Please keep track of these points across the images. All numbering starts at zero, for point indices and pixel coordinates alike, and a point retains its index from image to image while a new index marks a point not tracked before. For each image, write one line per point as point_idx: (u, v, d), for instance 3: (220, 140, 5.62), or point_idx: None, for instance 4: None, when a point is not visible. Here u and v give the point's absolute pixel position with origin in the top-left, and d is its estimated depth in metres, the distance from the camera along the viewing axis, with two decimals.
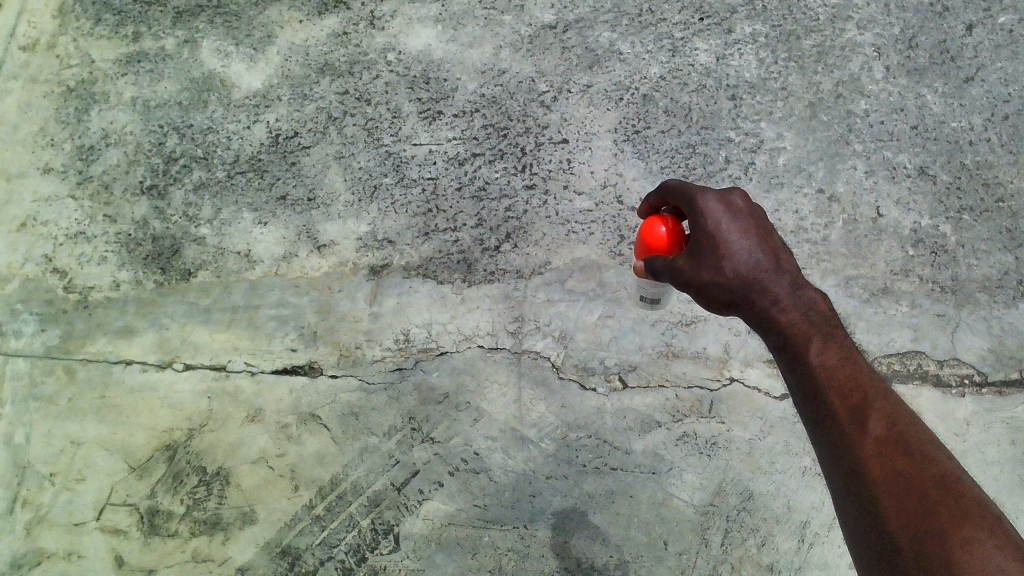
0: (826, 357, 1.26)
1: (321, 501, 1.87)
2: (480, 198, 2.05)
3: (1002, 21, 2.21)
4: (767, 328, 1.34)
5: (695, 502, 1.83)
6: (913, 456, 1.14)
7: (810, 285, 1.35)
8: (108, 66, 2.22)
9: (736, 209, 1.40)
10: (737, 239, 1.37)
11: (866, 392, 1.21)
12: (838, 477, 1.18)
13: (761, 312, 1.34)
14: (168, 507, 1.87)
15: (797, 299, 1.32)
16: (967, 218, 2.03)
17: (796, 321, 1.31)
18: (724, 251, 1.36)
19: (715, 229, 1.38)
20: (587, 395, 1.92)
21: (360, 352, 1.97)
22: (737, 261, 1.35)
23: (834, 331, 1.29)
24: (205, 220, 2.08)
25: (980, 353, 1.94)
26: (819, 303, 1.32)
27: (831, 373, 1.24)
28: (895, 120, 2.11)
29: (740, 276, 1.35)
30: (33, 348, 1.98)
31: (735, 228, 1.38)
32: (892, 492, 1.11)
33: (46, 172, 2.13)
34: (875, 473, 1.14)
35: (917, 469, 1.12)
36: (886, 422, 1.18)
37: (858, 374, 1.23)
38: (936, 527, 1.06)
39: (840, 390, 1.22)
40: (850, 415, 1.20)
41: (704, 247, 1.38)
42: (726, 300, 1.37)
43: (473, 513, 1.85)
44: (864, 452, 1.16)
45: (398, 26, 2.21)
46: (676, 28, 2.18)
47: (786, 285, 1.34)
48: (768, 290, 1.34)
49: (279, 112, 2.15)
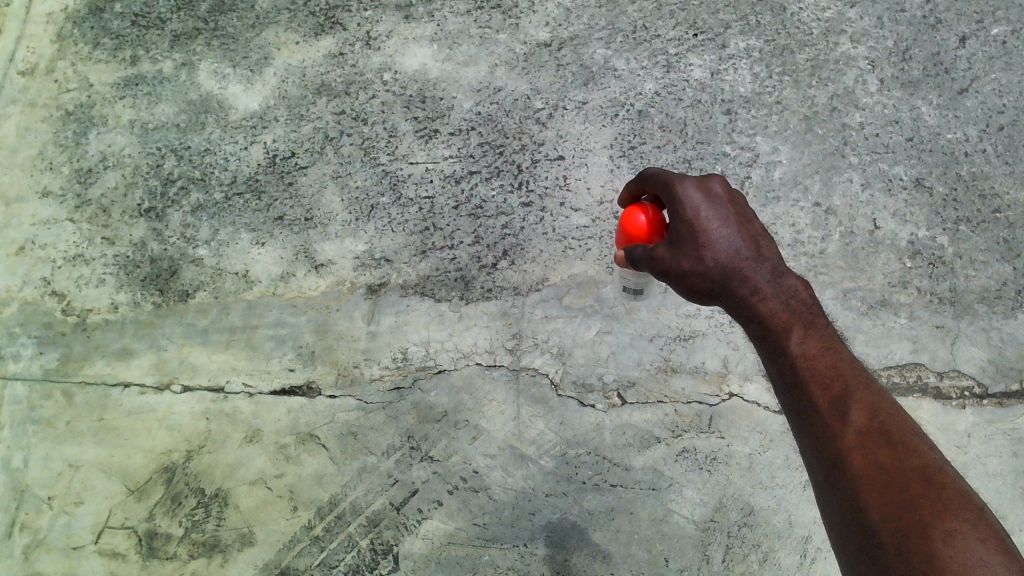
0: (807, 347, 1.25)
1: (320, 521, 1.85)
2: (477, 215, 2.06)
3: (995, 33, 2.23)
4: (747, 318, 1.34)
5: (695, 518, 1.81)
6: (895, 448, 1.13)
7: (791, 272, 1.36)
8: (106, 90, 2.24)
9: (714, 195, 1.41)
10: (716, 228, 1.38)
11: (846, 382, 1.20)
12: (819, 469, 1.17)
13: (741, 302, 1.34)
14: (166, 529, 1.86)
15: (778, 287, 1.33)
16: (964, 229, 2.03)
17: (777, 311, 1.31)
18: (704, 240, 1.37)
19: (695, 218, 1.39)
20: (586, 412, 1.91)
21: (358, 371, 1.96)
22: (717, 248, 1.36)
23: (815, 320, 1.29)
24: (203, 241, 2.08)
25: (980, 364, 1.92)
26: (800, 291, 1.32)
27: (811, 363, 1.24)
28: (890, 132, 2.11)
29: (721, 265, 1.36)
30: (32, 371, 1.98)
31: (715, 216, 1.39)
32: (874, 484, 1.10)
33: (45, 195, 2.14)
34: (857, 464, 1.13)
35: (898, 461, 1.12)
36: (869, 412, 1.17)
37: (838, 364, 1.23)
38: (917, 520, 1.05)
39: (821, 380, 1.21)
40: (831, 406, 1.19)
41: (684, 236, 1.39)
42: (707, 289, 1.38)
43: (473, 532, 1.83)
44: (845, 444, 1.15)
45: (394, 46, 2.23)
46: (670, 45, 2.19)
47: (767, 272, 1.35)
48: (748, 279, 1.34)
49: (276, 132, 2.17)
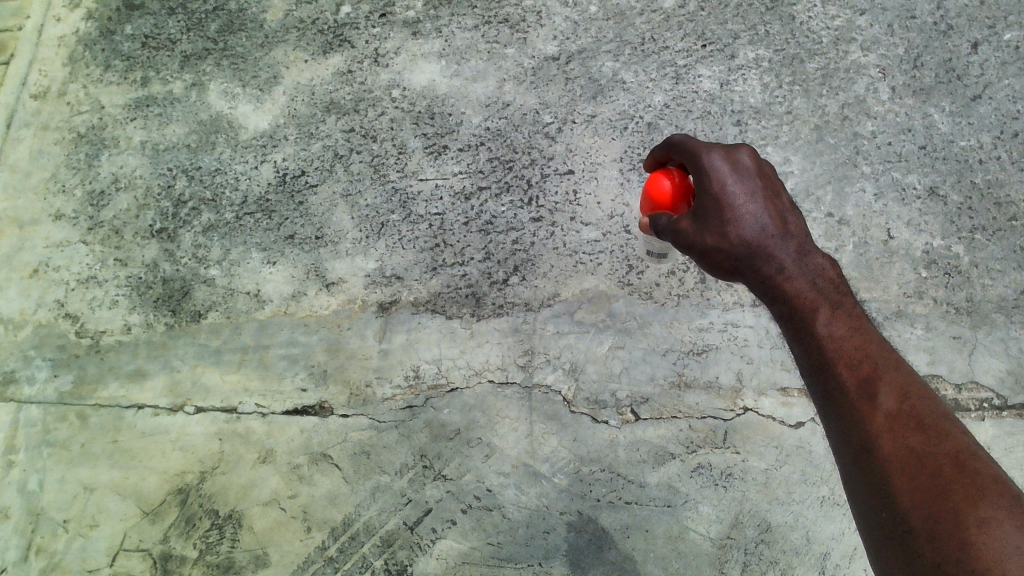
0: (834, 328, 1.22)
1: (334, 542, 1.84)
2: (488, 231, 2.05)
3: (1007, 38, 2.21)
4: (772, 298, 1.31)
5: (711, 535, 1.79)
6: (927, 431, 1.10)
7: (817, 251, 1.32)
8: (117, 111, 2.25)
9: (742, 167, 1.38)
10: (743, 204, 1.34)
11: (876, 364, 1.17)
12: (847, 454, 1.14)
13: (766, 281, 1.31)
14: (181, 551, 1.85)
15: (805, 268, 1.29)
16: (980, 238, 2.00)
17: (803, 290, 1.27)
18: (730, 216, 1.34)
19: (721, 191, 1.36)
20: (599, 428, 1.89)
21: (370, 390, 1.95)
22: (742, 226, 1.33)
23: (843, 299, 1.25)
24: (215, 261, 2.08)
25: (999, 375, 1.89)
26: (827, 270, 1.29)
27: (840, 345, 1.20)
28: (903, 141, 2.09)
29: (745, 242, 1.32)
30: (46, 394, 1.99)
31: (742, 190, 1.36)
32: (904, 469, 1.07)
33: (58, 218, 2.15)
34: (886, 448, 1.10)
35: (930, 445, 1.08)
36: (899, 395, 1.13)
37: (867, 346, 1.19)
38: (949, 507, 1.02)
39: (849, 362, 1.18)
40: (860, 388, 1.15)
41: (709, 211, 1.36)
42: (731, 266, 1.35)
43: (487, 551, 1.81)
44: (875, 427, 1.12)
45: (402, 62, 2.24)
46: (679, 56, 2.19)
47: (792, 251, 1.31)
48: (773, 258, 1.31)
49: (286, 151, 2.17)
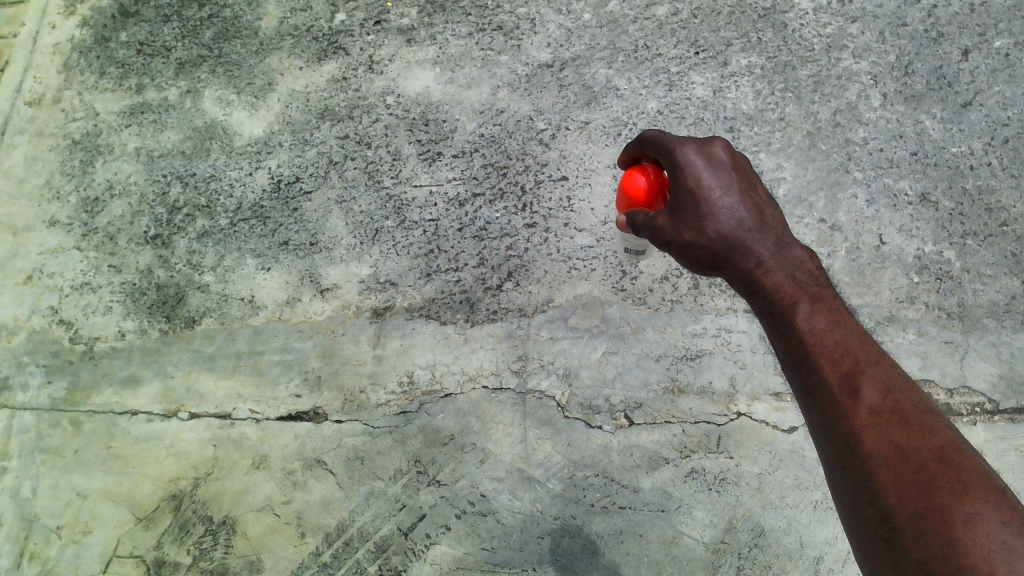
0: (814, 322, 1.22)
1: (328, 548, 1.83)
2: (482, 237, 2.06)
3: (997, 45, 2.22)
4: (752, 291, 1.31)
5: (705, 540, 1.79)
6: (910, 426, 1.10)
7: (795, 243, 1.33)
8: (111, 118, 2.26)
9: (716, 160, 1.40)
10: (719, 197, 1.36)
11: (857, 357, 1.17)
12: (831, 449, 1.14)
13: (745, 275, 1.32)
14: (174, 558, 1.84)
15: (783, 260, 1.30)
16: (971, 243, 2.01)
17: (782, 284, 1.28)
18: (706, 210, 1.36)
19: (696, 185, 1.38)
20: (593, 433, 1.89)
21: (364, 396, 1.96)
22: (719, 220, 1.34)
23: (822, 292, 1.25)
24: (209, 267, 2.09)
25: (990, 379, 1.89)
26: (806, 262, 1.29)
27: (820, 339, 1.20)
28: (894, 147, 2.11)
29: (723, 236, 1.34)
30: (39, 400, 1.99)
31: (717, 184, 1.37)
32: (889, 464, 1.07)
33: (52, 224, 2.15)
34: (871, 444, 1.10)
35: (915, 440, 1.08)
36: (882, 390, 1.13)
37: (848, 339, 1.19)
38: (936, 502, 1.02)
39: (830, 356, 1.18)
40: (842, 382, 1.15)
41: (685, 206, 1.38)
42: (709, 261, 1.36)
43: (481, 556, 1.81)
44: (858, 422, 1.12)
45: (396, 70, 2.25)
46: (672, 63, 2.20)
47: (770, 244, 1.32)
48: (752, 252, 1.32)
49: (280, 158, 2.18)
